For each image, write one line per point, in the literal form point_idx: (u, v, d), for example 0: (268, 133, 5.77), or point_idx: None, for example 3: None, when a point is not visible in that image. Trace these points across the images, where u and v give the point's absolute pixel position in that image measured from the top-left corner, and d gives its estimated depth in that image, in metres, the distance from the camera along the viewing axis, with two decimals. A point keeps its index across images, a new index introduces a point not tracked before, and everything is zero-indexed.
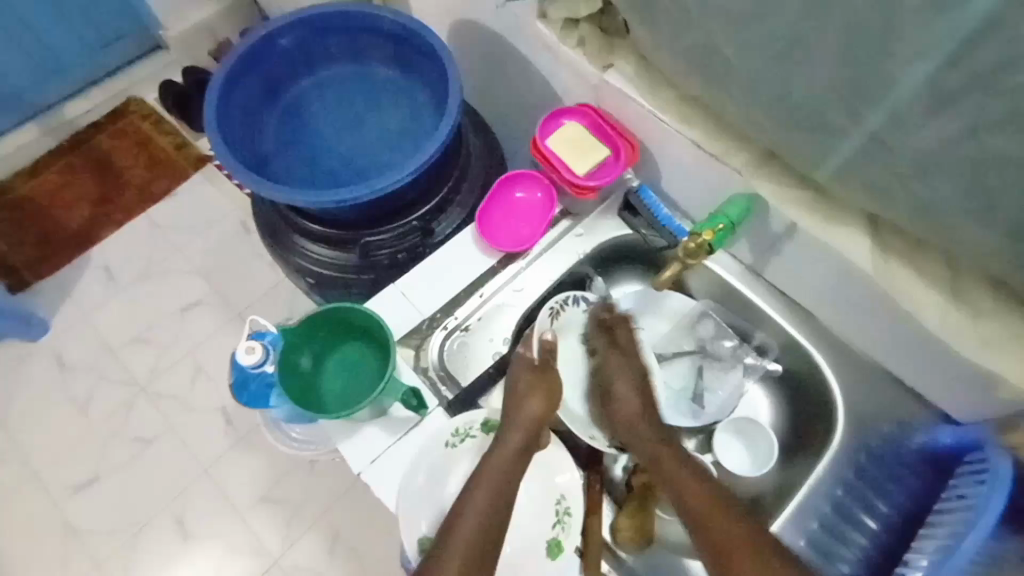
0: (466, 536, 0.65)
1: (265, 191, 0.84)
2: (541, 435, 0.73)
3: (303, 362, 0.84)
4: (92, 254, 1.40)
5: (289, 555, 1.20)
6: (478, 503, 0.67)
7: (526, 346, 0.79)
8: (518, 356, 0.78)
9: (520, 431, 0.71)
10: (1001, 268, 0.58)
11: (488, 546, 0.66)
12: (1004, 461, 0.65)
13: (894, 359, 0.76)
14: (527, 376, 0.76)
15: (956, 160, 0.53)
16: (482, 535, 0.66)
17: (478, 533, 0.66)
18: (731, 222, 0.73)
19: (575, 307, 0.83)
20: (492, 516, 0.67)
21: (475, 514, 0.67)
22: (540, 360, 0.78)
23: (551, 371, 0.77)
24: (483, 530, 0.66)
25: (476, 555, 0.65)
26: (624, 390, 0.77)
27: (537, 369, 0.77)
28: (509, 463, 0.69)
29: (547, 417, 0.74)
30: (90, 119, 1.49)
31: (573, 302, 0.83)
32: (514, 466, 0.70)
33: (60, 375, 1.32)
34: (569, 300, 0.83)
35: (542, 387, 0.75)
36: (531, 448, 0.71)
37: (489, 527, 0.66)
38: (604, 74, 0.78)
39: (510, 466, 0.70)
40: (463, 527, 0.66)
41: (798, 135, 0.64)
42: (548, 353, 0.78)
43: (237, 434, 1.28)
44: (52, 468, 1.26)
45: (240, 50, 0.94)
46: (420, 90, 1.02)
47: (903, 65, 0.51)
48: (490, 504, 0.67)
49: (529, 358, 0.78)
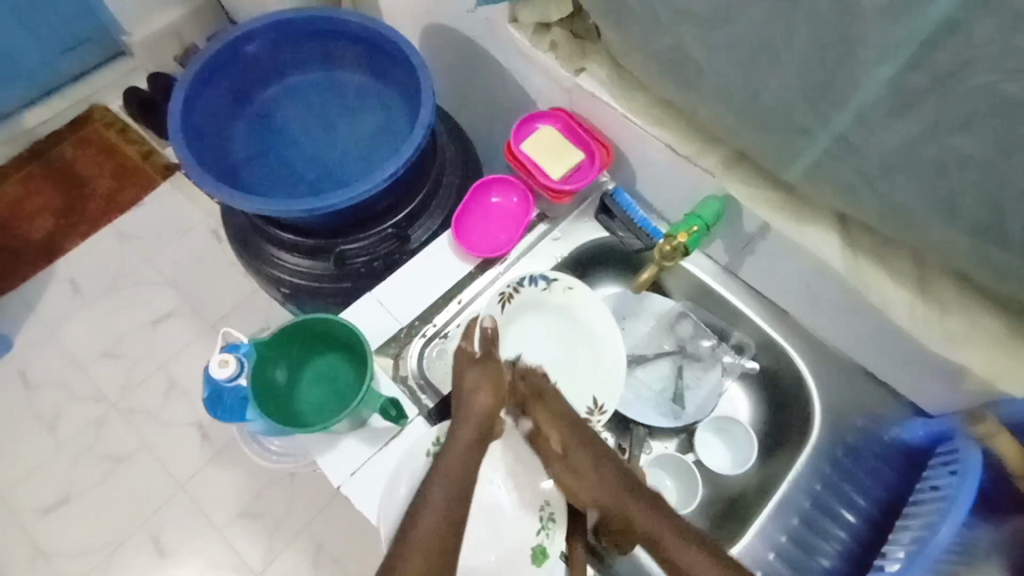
0: (426, 537, 0.63)
1: (233, 200, 0.82)
2: (494, 426, 0.72)
3: (278, 375, 0.83)
4: (56, 268, 1.35)
5: (270, 571, 1.18)
6: (440, 498, 0.65)
7: (468, 340, 0.75)
8: (457, 351, 0.75)
9: (472, 425, 0.70)
10: (965, 264, 0.59)
11: (449, 547, 0.63)
12: (973, 452, 0.67)
13: (867, 353, 0.77)
14: (473, 370, 0.74)
15: (920, 160, 0.54)
16: (441, 535, 0.63)
17: (438, 532, 0.63)
18: (705, 224, 0.74)
19: (534, 287, 0.80)
20: (455, 512, 0.65)
21: (435, 509, 0.64)
22: (483, 354, 0.75)
23: (493, 361, 0.74)
24: (445, 527, 0.63)
25: (438, 553, 0.62)
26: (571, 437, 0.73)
27: (480, 362, 0.74)
28: (466, 453, 0.68)
29: (499, 409, 0.72)
30: (51, 128, 1.44)
31: (529, 282, 0.80)
32: (473, 457, 0.68)
33: (24, 393, 1.27)
34: (525, 281, 0.80)
35: (489, 378, 0.73)
36: (486, 437, 0.71)
37: (450, 528, 0.64)
38: (576, 78, 0.78)
39: (467, 459, 0.68)
40: (422, 524, 0.63)
41: (768, 136, 0.65)
42: (489, 345, 0.75)
43: (212, 449, 1.25)
44: (18, 490, 1.22)
45: (205, 56, 0.91)
46: (392, 95, 1.01)
47: (867, 68, 0.52)
48: (451, 498, 0.65)
49: (471, 352, 0.75)
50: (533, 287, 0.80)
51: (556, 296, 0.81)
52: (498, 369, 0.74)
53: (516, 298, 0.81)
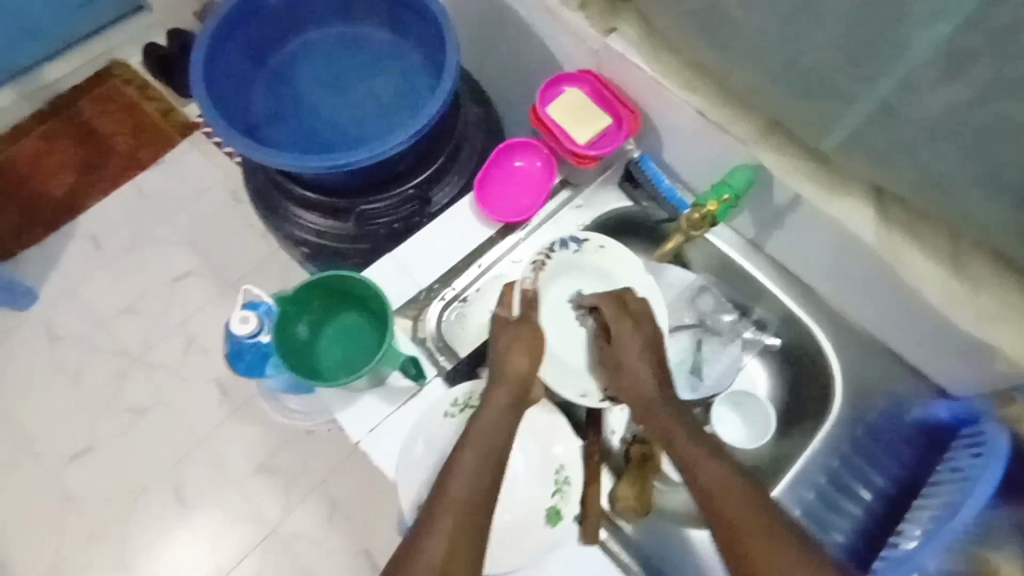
0: (458, 497, 0.63)
1: (258, 156, 0.81)
2: (530, 390, 0.73)
3: (299, 330, 0.82)
4: (78, 223, 1.37)
5: (287, 523, 1.21)
6: (472, 461, 0.65)
7: (506, 305, 0.77)
8: (495, 317, 0.76)
9: (507, 389, 0.71)
10: (1004, 240, 0.58)
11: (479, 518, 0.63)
12: (1000, 435, 0.66)
13: (893, 331, 0.76)
14: (508, 331, 0.74)
15: (968, 127, 0.53)
16: (475, 493, 0.64)
17: (472, 493, 0.64)
18: (735, 193, 0.71)
19: (565, 251, 0.79)
20: (485, 474, 0.65)
21: (467, 473, 0.65)
22: (519, 315, 0.75)
23: (529, 324, 0.75)
24: (475, 490, 0.64)
25: (471, 516, 0.62)
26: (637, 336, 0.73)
27: (515, 325, 0.75)
28: (496, 420, 0.69)
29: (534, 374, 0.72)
30: (71, 83, 1.44)
31: (562, 246, 0.79)
32: (505, 422, 0.69)
33: (49, 345, 1.30)
34: (557, 245, 0.79)
35: (525, 340, 0.73)
36: (520, 402, 0.71)
37: (481, 488, 0.64)
38: (607, 38, 0.75)
39: (497, 425, 0.68)
40: (455, 485, 0.64)
41: (806, 104, 0.62)
42: (529, 306, 0.76)
43: (231, 405, 1.27)
44: (44, 439, 1.26)
45: (227, 7, 0.90)
46: (415, 52, 0.99)
47: (919, 29, 0.50)
48: (481, 461, 0.66)
49: (506, 316, 0.76)
50: (566, 250, 0.79)
51: (589, 255, 0.80)
52: (531, 331, 0.74)
53: (548, 264, 0.79)
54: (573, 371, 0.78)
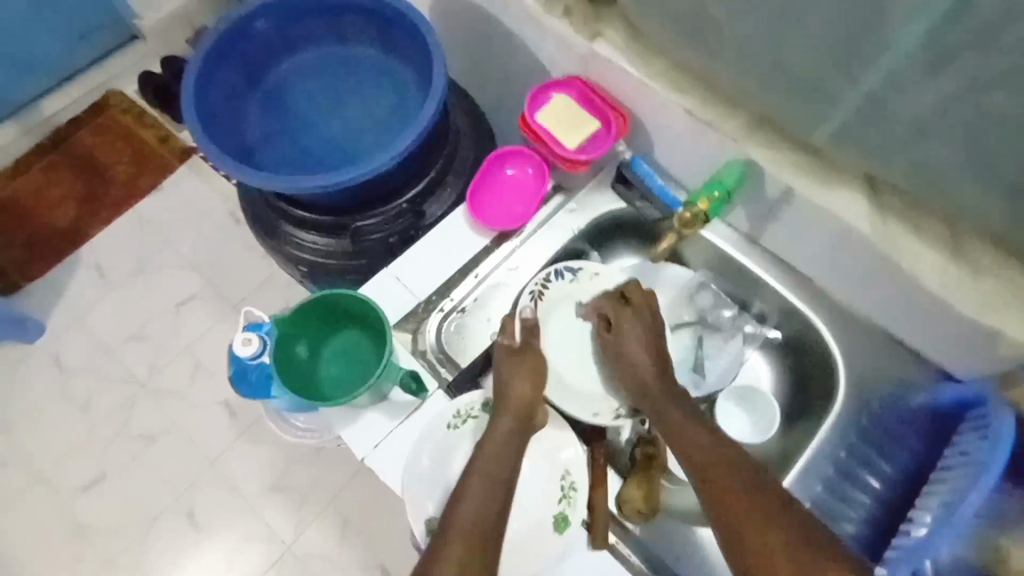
0: (467, 524, 0.63)
1: (253, 180, 0.82)
2: (534, 416, 0.72)
3: (299, 350, 0.83)
4: (81, 255, 1.38)
5: (301, 542, 1.22)
6: (479, 488, 0.65)
7: (507, 334, 0.77)
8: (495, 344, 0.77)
9: (511, 415, 0.70)
10: (1001, 226, 0.57)
11: (487, 537, 0.63)
12: (1005, 417, 0.65)
13: (896, 319, 0.75)
14: (512, 360, 0.74)
15: (954, 116, 0.52)
16: (484, 519, 0.63)
17: (480, 519, 0.63)
18: (727, 190, 0.72)
19: (561, 280, 0.81)
20: (493, 500, 0.65)
21: (475, 499, 0.64)
22: (522, 343, 0.76)
23: (531, 352, 0.75)
24: (483, 518, 0.63)
25: (480, 545, 0.62)
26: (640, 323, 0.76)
27: (516, 353, 0.75)
28: (502, 445, 0.69)
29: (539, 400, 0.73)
30: (69, 116, 1.45)
31: (556, 276, 0.81)
32: (511, 447, 0.69)
33: (58, 376, 1.31)
34: (552, 276, 0.81)
35: (526, 368, 0.74)
36: (527, 428, 0.71)
37: (490, 513, 0.64)
38: (592, 43, 0.75)
39: (504, 450, 0.68)
40: (464, 511, 0.64)
41: (792, 100, 0.62)
42: (530, 335, 0.76)
43: (241, 426, 1.28)
44: (57, 470, 1.26)
45: (216, 34, 0.90)
46: (403, 68, 0.99)
47: (898, 21, 0.50)
48: (489, 485, 0.66)
49: (509, 342, 0.76)
50: (561, 280, 0.81)
51: (585, 283, 0.82)
52: (534, 357, 0.75)
53: (546, 294, 0.81)
54: (579, 392, 0.78)
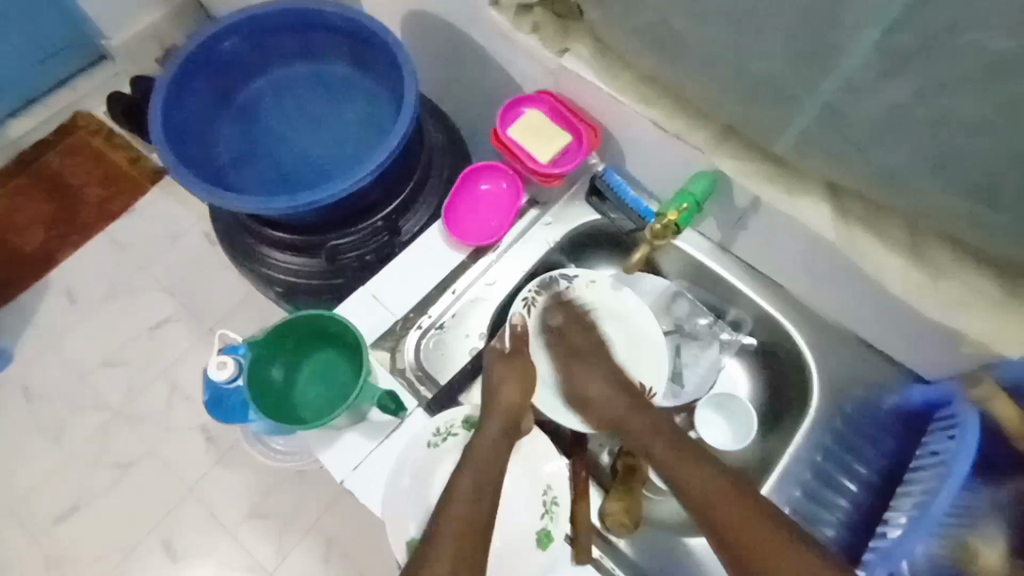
0: (457, 524, 0.65)
1: (223, 201, 0.81)
2: (521, 421, 0.74)
3: (274, 373, 0.82)
4: (51, 279, 1.35)
5: (283, 568, 1.19)
6: (467, 489, 0.67)
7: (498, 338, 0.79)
8: (488, 348, 0.78)
9: (499, 420, 0.71)
10: (961, 229, 0.59)
11: (478, 536, 0.65)
12: (972, 415, 0.67)
13: (867, 323, 0.77)
14: (502, 365, 0.76)
15: (910, 124, 0.54)
16: (471, 519, 0.65)
17: (468, 518, 0.65)
18: (696, 201, 0.73)
19: (555, 289, 0.83)
20: (481, 500, 0.67)
21: (463, 501, 0.66)
22: (512, 348, 0.78)
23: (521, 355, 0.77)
24: (474, 518, 0.66)
25: (469, 542, 0.64)
26: (593, 368, 0.79)
27: (507, 358, 0.76)
28: (492, 448, 0.70)
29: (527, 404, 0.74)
30: (35, 138, 1.42)
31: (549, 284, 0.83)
32: (500, 451, 0.70)
33: (27, 405, 1.27)
34: (545, 285, 0.83)
35: (517, 374, 0.75)
36: (512, 432, 0.72)
37: (478, 513, 0.66)
38: (561, 59, 0.76)
39: (495, 452, 0.70)
40: (452, 514, 0.65)
41: (756, 110, 0.64)
42: (520, 342, 0.78)
43: (219, 450, 1.25)
44: (27, 502, 1.22)
45: (184, 54, 0.90)
46: (376, 86, 0.99)
47: (853, 33, 0.52)
48: (477, 487, 0.67)
49: (500, 348, 0.78)
50: (555, 288, 0.83)
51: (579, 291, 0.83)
52: (527, 366, 0.76)
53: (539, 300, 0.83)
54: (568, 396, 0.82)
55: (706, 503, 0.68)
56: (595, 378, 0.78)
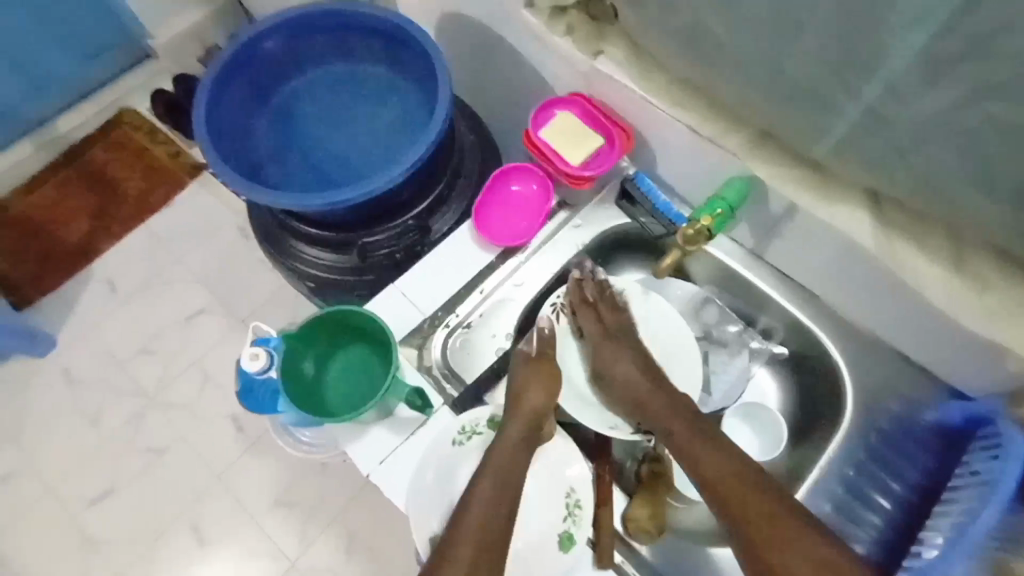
0: (473, 527, 0.65)
1: (260, 197, 0.83)
2: (543, 425, 0.73)
3: (305, 367, 0.85)
4: (93, 269, 1.40)
5: (306, 558, 1.21)
6: (489, 487, 0.67)
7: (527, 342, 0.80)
8: (516, 352, 0.79)
9: (520, 424, 0.71)
10: (1007, 239, 0.57)
11: (495, 540, 0.65)
12: (1016, 434, 0.65)
13: (903, 334, 0.75)
14: (528, 367, 0.76)
15: (954, 130, 0.53)
16: (488, 526, 0.65)
17: (485, 521, 0.65)
18: (729, 207, 0.72)
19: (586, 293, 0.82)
20: (499, 503, 0.67)
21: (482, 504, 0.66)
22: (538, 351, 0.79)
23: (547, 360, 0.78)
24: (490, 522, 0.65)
25: (485, 547, 0.64)
26: (622, 353, 0.79)
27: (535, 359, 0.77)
28: (513, 451, 0.69)
29: (549, 409, 0.73)
30: (82, 133, 1.48)
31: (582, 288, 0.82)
32: (518, 457, 0.69)
33: (68, 390, 1.32)
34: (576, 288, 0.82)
35: (541, 378, 0.75)
36: (533, 436, 0.72)
37: (497, 514, 0.66)
38: (594, 61, 0.76)
39: (512, 456, 0.69)
40: (469, 517, 0.66)
41: (793, 114, 0.63)
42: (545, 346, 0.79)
43: (248, 440, 1.28)
44: (66, 483, 1.27)
45: (227, 54, 0.92)
46: (410, 86, 1.01)
47: (897, 36, 0.50)
48: (498, 491, 0.67)
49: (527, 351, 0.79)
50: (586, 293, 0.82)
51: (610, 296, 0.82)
52: (551, 370, 0.77)
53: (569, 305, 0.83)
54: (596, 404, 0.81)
55: (725, 497, 0.66)
56: (625, 363, 0.78)
